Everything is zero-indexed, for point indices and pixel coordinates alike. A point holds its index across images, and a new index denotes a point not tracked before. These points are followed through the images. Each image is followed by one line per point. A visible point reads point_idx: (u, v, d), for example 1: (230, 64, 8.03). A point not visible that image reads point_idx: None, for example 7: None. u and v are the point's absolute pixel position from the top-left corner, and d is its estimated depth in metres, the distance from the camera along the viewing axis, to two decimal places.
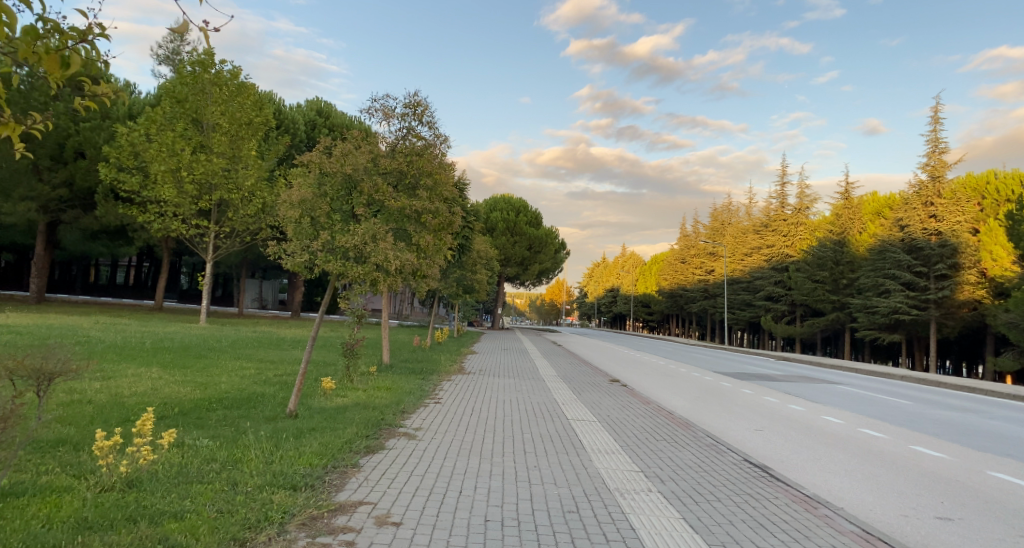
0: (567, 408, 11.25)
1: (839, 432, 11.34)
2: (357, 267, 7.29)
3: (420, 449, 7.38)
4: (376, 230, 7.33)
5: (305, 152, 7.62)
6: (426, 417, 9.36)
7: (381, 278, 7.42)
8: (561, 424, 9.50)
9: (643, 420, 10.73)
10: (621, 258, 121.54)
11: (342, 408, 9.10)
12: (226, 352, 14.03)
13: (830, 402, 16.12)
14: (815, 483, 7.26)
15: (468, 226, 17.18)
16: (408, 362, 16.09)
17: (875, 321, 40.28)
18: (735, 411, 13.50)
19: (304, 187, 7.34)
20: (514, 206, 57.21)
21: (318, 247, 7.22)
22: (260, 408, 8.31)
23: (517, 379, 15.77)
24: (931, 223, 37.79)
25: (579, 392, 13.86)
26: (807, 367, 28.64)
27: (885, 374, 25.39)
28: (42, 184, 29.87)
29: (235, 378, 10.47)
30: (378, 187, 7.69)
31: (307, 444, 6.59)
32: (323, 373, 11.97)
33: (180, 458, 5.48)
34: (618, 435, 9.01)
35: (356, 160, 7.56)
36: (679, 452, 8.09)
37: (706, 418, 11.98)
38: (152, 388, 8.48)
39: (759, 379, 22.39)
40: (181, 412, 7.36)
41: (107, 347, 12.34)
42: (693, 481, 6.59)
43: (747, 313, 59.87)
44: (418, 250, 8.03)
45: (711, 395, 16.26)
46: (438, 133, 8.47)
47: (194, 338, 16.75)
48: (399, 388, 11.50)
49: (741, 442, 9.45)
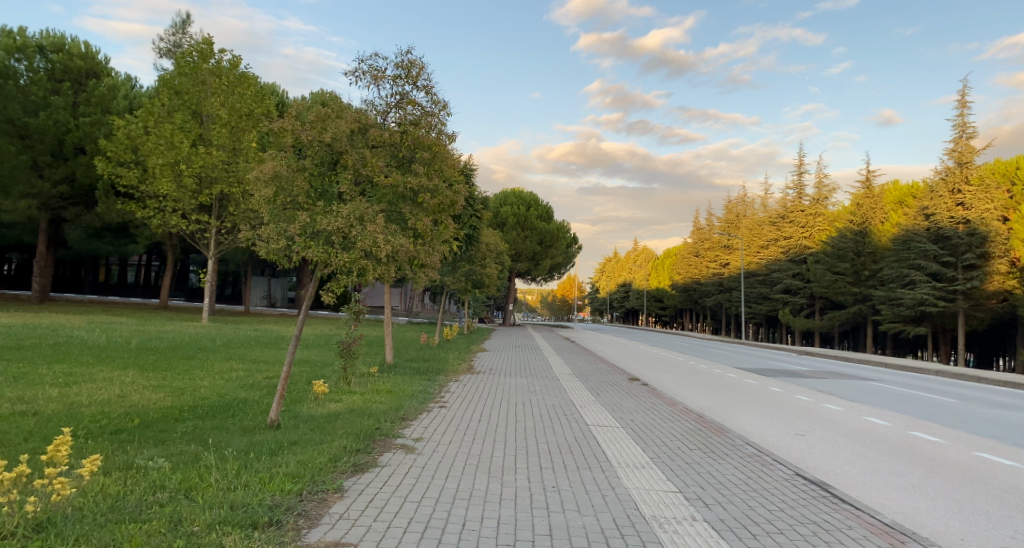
0: (585, 412, 10.16)
1: (891, 437, 10.18)
2: (341, 254, 6.26)
3: (417, 466, 6.32)
4: (362, 211, 6.31)
5: (277, 120, 6.64)
6: (428, 425, 8.31)
7: (369, 268, 6.34)
8: (580, 431, 8.40)
9: (672, 425, 9.63)
10: (634, 253, 120.10)
11: (333, 416, 8.07)
12: (217, 353, 13.09)
13: (870, 401, 14.84)
14: (886, 505, 6.12)
15: (475, 216, 16.19)
16: (414, 363, 15.10)
17: (899, 314, 38.76)
18: (769, 412, 12.33)
19: (278, 160, 6.39)
20: (525, 201, 56.23)
21: (296, 231, 6.24)
22: (239, 418, 7.28)
23: (530, 379, 14.65)
24: (959, 211, 36.24)
25: (597, 393, 12.78)
26: (834, 363, 27.25)
27: (917, 369, 24.02)
28: (43, 181, 29.33)
29: (218, 382, 9.48)
30: (366, 161, 6.60)
31: (281, 463, 5.53)
32: (317, 375, 10.95)
33: (118, 490, 4.43)
34: (645, 444, 7.93)
35: (339, 128, 6.53)
36: (719, 465, 6.97)
37: (740, 420, 10.87)
38: (118, 396, 7.50)
39: (785, 375, 21.12)
40: (143, 425, 6.32)
41: (85, 348, 11.44)
42: (744, 506, 5.50)
43: (764, 306, 58.31)
44: (414, 235, 6.94)
45: (739, 394, 15.08)
46: (436, 99, 7.25)
47: (187, 337, 15.84)
48: (400, 391, 10.49)
49: (786, 451, 8.34)
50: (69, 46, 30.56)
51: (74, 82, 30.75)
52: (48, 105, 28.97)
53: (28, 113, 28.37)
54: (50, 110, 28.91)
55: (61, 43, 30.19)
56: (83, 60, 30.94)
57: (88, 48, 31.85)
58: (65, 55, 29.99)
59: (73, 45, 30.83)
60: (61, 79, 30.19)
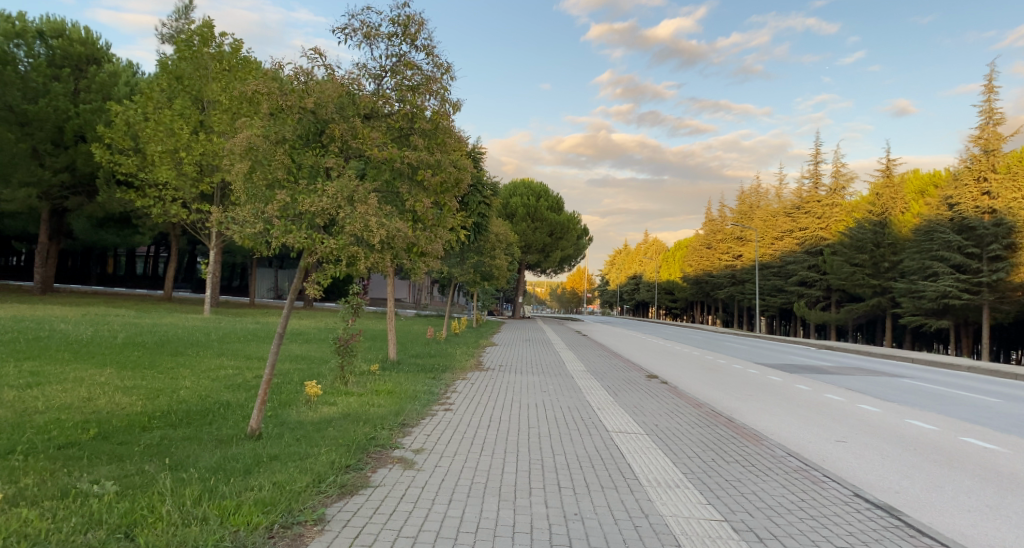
0: (604, 416, 9.25)
1: (942, 444, 9.19)
2: (327, 240, 5.40)
3: (416, 486, 5.44)
4: (352, 189, 5.41)
5: (251, 82, 5.66)
6: (431, 432, 7.45)
7: (361, 255, 5.43)
8: (601, 440, 7.52)
9: (703, 431, 8.71)
10: (644, 244, 118.68)
11: (324, 422, 7.24)
12: (209, 348, 12.30)
13: (908, 402, 13.83)
14: (969, 536, 5.17)
15: (484, 203, 15.24)
16: (419, 359, 14.22)
17: (921, 306, 37.35)
18: (803, 414, 11.34)
19: (252, 129, 5.45)
20: (535, 192, 55.16)
21: (275, 212, 5.37)
22: (216, 425, 6.44)
23: (542, 377, 13.76)
24: (984, 200, 34.93)
25: (615, 393, 11.86)
26: (857, 357, 26.16)
27: (947, 364, 22.84)
28: (43, 169, 28.76)
29: (203, 382, 8.65)
30: (357, 132, 5.64)
31: (253, 487, 4.67)
32: (312, 374, 10.12)
33: (38, 530, 3.56)
34: (677, 456, 7.03)
35: (324, 91, 5.59)
36: (765, 485, 6.07)
37: (773, 424, 9.94)
38: (85, 400, 6.69)
39: (809, 372, 20.06)
40: (102, 436, 5.49)
41: (65, 343, 10.64)
42: (809, 542, 4.56)
43: (778, 298, 57.03)
44: (414, 219, 6.04)
45: (765, 394, 14.07)
46: (439, 62, 6.29)
47: (181, 331, 15.07)
48: (402, 392, 9.60)
49: (836, 465, 7.40)
50: (69, 31, 29.85)
51: (75, 68, 30.11)
52: (48, 92, 28.33)
53: (27, 100, 27.71)
54: (50, 97, 28.27)
55: (61, 28, 29.50)
56: (84, 45, 30.22)
57: (89, 33, 31.17)
58: (65, 41, 29.29)
59: (74, 30, 30.13)
60: (62, 66, 29.54)
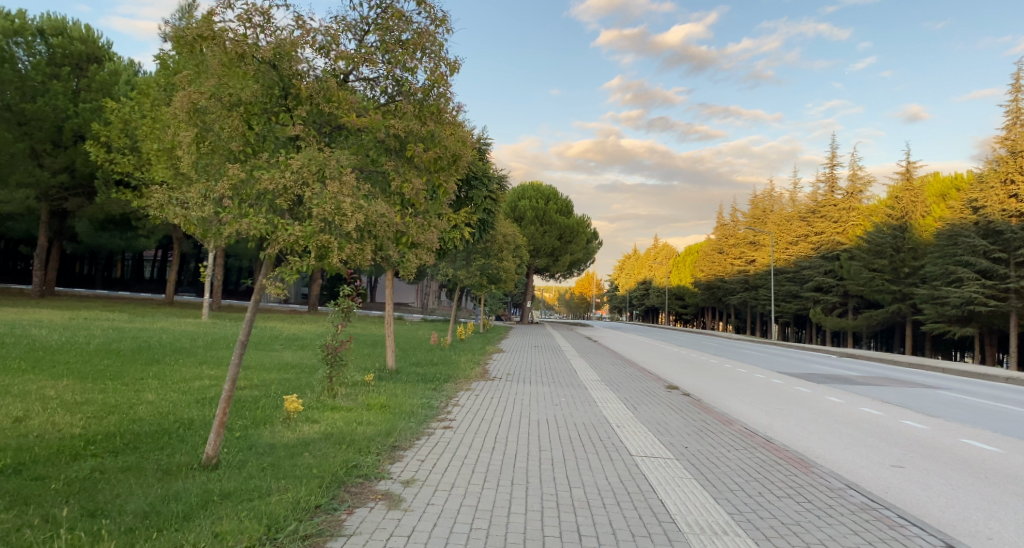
0: (625, 435, 8.15)
1: (1014, 471, 8.00)
2: (292, 226, 4.33)
3: (401, 533, 4.33)
4: (324, 163, 4.38)
5: (193, 28, 4.60)
6: (426, 457, 6.37)
7: (333, 246, 4.35)
8: (624, 469, 6.44)
9: (740, 455, 7.58)
10: (654, 249, 116.87)
11: (297, 445, 6.17)
12: (191, 356, 11.28)
13: (954, 417, 12.61)
14: None
15: (490, 199, 14.17)
16: (418, 367, 13.14)
17: (944, 313, 35.85)
18: (845, 432, 10.17)
19: (198, 88, 4.45)
20: (544, 194, 54.01)
21: (226, 190, 4.34)
22: (167, 452, 5.38)
23: (553, 388, 12.65)
24: (1012, 203, 33.39)
25: (634, 407, 10.75)
26: (883, 367, 24.76)
27: (982, 375, 21.32)
28: (42, 170, 28.10)
29: (168, 396, 7.60)
30: (330, 95, 4.63)
31: (185, 543, 3.59)
32: (295, 388, 9.01)
33: None
34: (717, 490, 5.94)
35: (286, 41, 4.54)
36: (831, 531, 4.95)
37: (818, 446, 8.76)
38: (16, 420, 5.66)
39: (837, 382, 18.76)
40: (10, 471, 4.43)
41: (27, 350, 9.69)
42: None
43: (793, 304, 55.45)
44: (402, 203, 5.00)
45: (797, 407, 12.88)
46: (434, 13, 5.26)
47: (165, 336, 14.07)
48: (396, 406, 8.53)
49: (906, 503, 6.22)
50: (70, 29, 29.22)
51: (75, 67, 29.44)
52: (47, 91, 27.67)
53: (25, 100, 27.07)
54: (48, 95, 27.58)
55: (61, 26, 28.87)
56: (84, 44, 29.51)
57: (91, 32, 30.47)
58: (65, 39, 28.62)
59: (75, 28, 29.46)
60: (62, 65, 28.90)
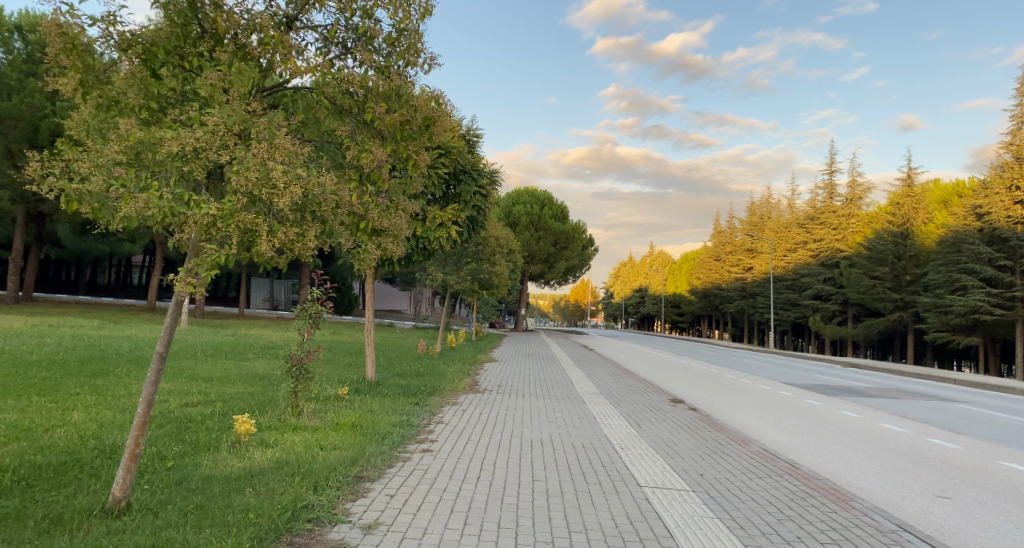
0: (631, 459, 7.13)
1: None
2: (208, 203, 3.28)
3: None
4: (249, 120, 3.36)
5: None
6: (396, 491, 5.32)
7: (262, 229, 3.32)
8: (630, 505, 5.37)
9: (766, 485, 6.51)
10: (649, 257, 115.75)
11: (233, 480, 5.06)
12: (148, 367, 10.19)
13: (984, 434, 11.57)
14: None
15: (480, 196, 13.06)
16: (402, 379, 12.07)
17: (948, 322, 34.90)
18: (873, 453, 9.12)
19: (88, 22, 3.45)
20: (539, 199, 53.03)
21: (119, 154, 3.31)
22: (62, 492, 4.28)
23: (548, 401, 11.58)
24: (1018, 210, 32.35)
25: (637, 424, 9.72)
26: (890, 378, 23.73)
27: (998, 388, 20.25)
28: (17, 170, 27.02)
29: (97, 416, 6.47)
30: (265, 38, 3.63)
31: None
32: (254, 405, 7.91)
33: None
34: (747, 534, 4.88)
35: None
36: None
37: (848, 470, 7.73)
38: None
39: (848, 394, 17.73)
40: None
41: None
42: None
43: (792, 312, 54.51)
44: (360, 178, 3.99)
45: (812, 422, 11.86)
46: None
47: (126, 344, 12.95)
48: (370, 425, 7.46)
49: None
50: None
51: None
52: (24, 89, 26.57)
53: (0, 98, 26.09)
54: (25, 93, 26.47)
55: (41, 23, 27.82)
56: None
57: None
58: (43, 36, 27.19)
59: None
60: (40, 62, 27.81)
